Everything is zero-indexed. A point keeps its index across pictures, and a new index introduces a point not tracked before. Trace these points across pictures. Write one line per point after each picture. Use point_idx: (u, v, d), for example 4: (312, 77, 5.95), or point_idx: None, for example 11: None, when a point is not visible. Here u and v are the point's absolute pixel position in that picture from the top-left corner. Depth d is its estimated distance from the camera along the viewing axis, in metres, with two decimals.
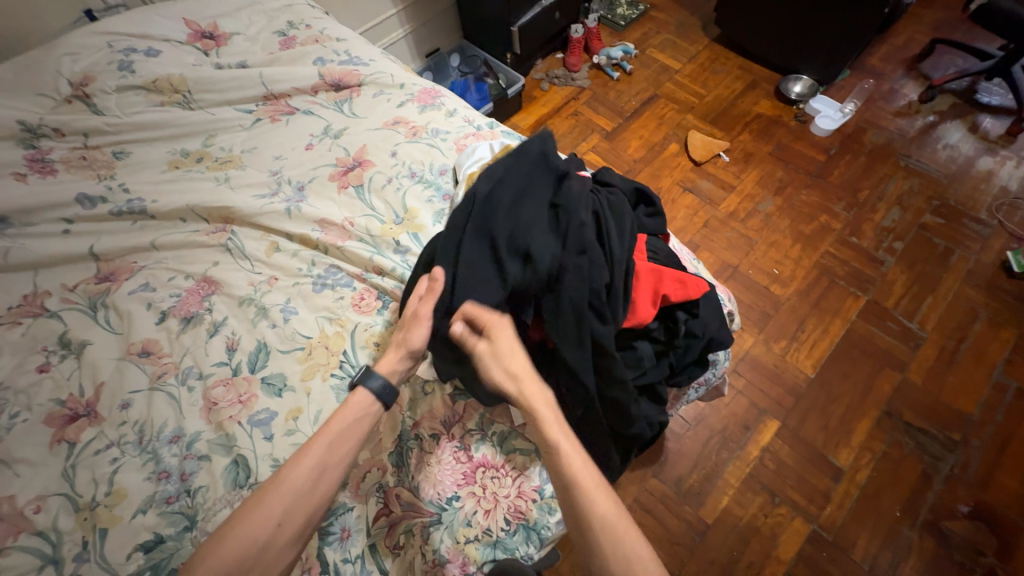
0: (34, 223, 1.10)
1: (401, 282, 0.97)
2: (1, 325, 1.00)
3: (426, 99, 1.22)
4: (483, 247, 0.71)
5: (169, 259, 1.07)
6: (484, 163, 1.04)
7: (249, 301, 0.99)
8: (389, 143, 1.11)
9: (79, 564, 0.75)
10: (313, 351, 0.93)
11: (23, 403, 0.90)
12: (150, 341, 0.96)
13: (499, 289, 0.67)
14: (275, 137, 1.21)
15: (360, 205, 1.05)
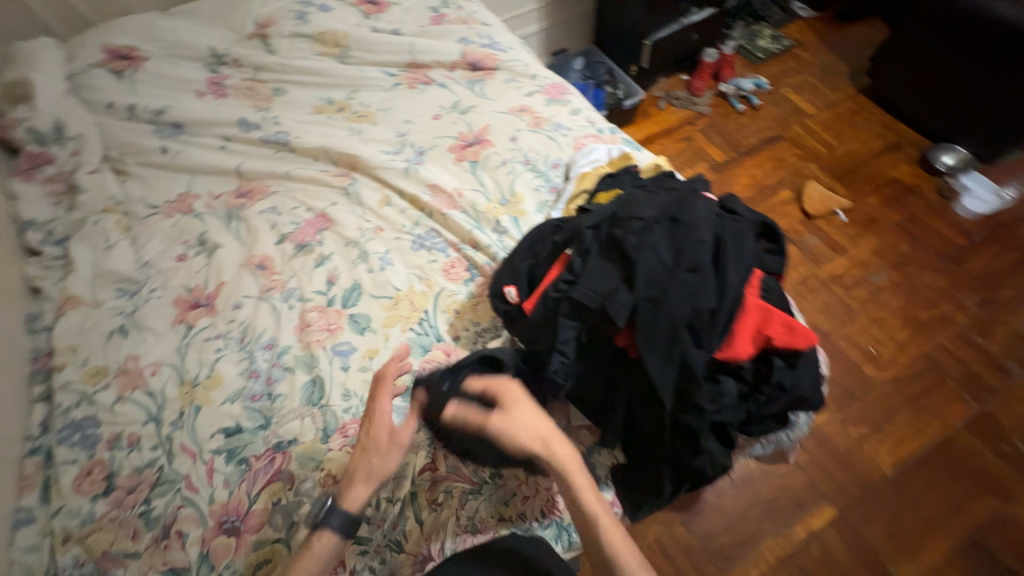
0: (202, 136, 1.28)
1: (492, 259, 0.99)
2: (158, 213, 1.17)
3: (554, 93, 1.24)
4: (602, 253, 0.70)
5: (297, 190, 1.19)
6: (599, 166, 1.05)
7: (355, 244, 1.07)
8: (510, 127, 1.15)
9: (174, 429, 0.86)
10: (399, 303, 0.99)
11: (160, 281, 1.05)
12: (267, 257, 1.07)
13: (605, 293, 0.67)
14: (408, 102, 1.30)
15: (471, 179, 1.09)
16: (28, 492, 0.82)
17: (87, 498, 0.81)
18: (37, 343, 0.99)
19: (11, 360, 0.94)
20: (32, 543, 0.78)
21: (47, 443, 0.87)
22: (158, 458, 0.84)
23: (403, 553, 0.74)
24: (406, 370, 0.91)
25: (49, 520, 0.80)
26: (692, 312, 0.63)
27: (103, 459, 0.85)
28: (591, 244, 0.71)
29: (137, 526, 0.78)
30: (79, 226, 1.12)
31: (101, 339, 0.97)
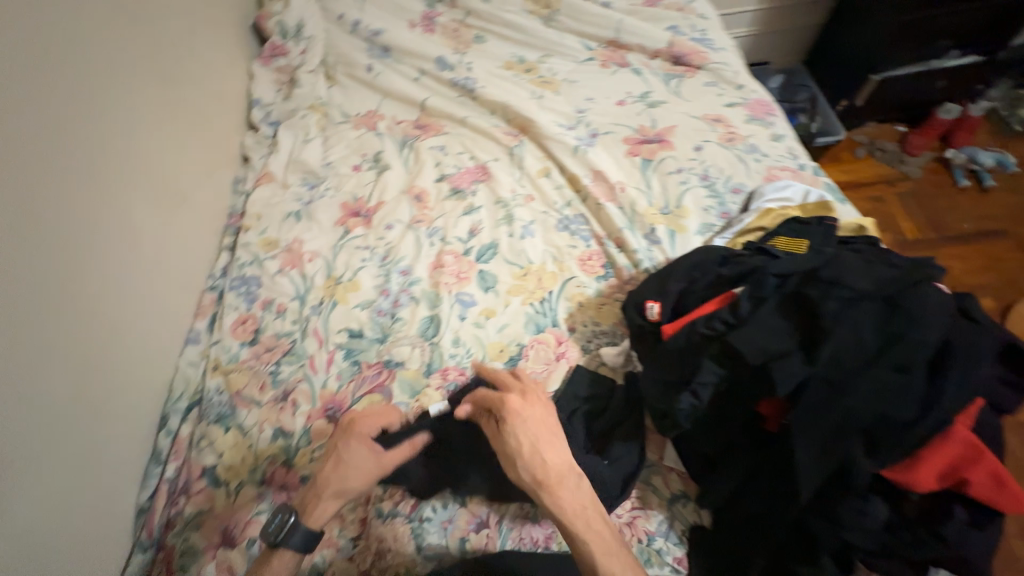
0: (402, 63, 1.38)
1: (633, 265, 0.95)
2: (348, 123, 1.30)
3: (757, 111, 1.11)
4: (781, 308, 0.61)
5: (467, 137, 1.24)
6: (788, 206, 0.91)
7: (504, 204, 1.09)
8: (699, 135, 1.05)
9: (312, 313, 0.98)
10: (528, 275, 0.99)
11: (335, 183, 1.18)
12: (424, 191, 1.14)
13: (770, 353, 0.57)
14: (596, 80, 1.26)
15: (638, 177, 1.04)
16: (200, 319, 1.00)
17: (237, 342, 0.96)
18: (235, 202, 1.17)
19: (216, 210, 1.13)
20: (192, 360, 0.95)
21: (221, 286, 1.04)
22: (294, 332, 0.96)
23: (464, 508, 0.76)
24: (514, 341, 0.92)
25: (208, 346, 0.96)
26: (879, 414, 0.52)
27: (256, 315, 0.99)
28: (770, 294, 0.63)
29: (265, 381, 0.90)
30: (289, 116, 1.29)
31: (279, 216, 1.13)
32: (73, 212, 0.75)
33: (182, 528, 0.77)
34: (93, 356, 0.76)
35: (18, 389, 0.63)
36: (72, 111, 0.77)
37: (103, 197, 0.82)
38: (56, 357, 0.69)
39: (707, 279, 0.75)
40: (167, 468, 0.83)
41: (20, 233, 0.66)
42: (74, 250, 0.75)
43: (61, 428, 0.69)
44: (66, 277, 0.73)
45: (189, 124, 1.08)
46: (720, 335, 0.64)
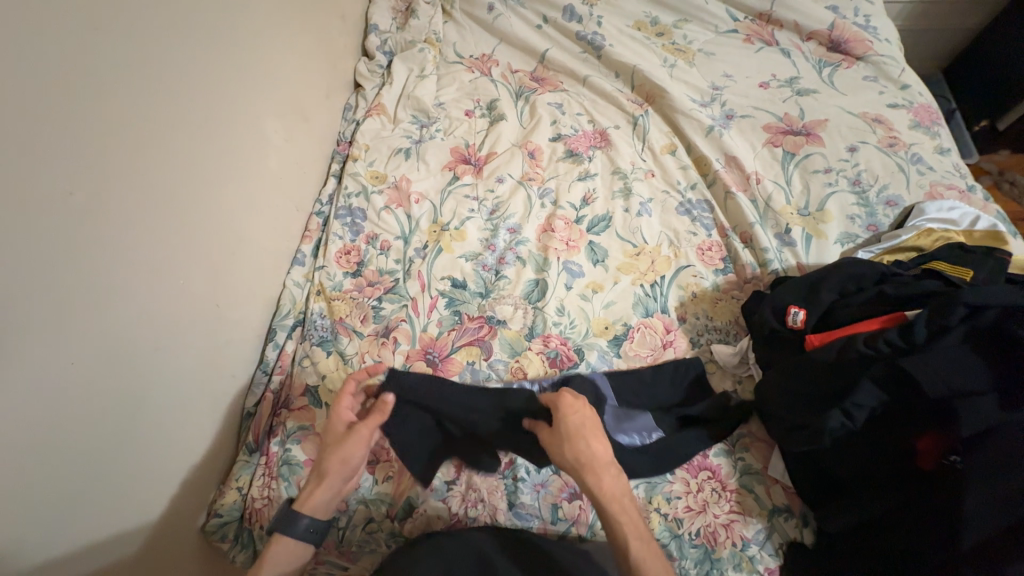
0: (525, 7, 1.29)
1: (759, 265, 0.89)
2: (461, 64, 1.23)
3: (924, 116, 0.99)
4: (962, 348, 0.57)
5: (586, 98, 1.16)
6: (951, 229, 0.82)
7: (622, 176, 1.03)
8: (854, 134, 0.95)
9: (416, 256, 0.97)
10: (641, 255, 0.94)
11: (445, 126, 1.13)
12: (538, 148, 1.08)
13: (950, 390, 0.54)
14: (738, 56, 1.15)
15: (777, 171, 0.96)
16: (306, 242, 1.00)
17: (341, 271, 0.96)
18: (344, 130, 1.15)
19: (327, 135, 1.11)
20: (298, 281, 0.96)
21: (327, 212, 1.04)
22: (397, 272, 0.95)
23: (557, 476, 0.76)
24: (621, 320, 0.89)
25: (312, 270, 0.97)
26: None
27: (360, 248, 0.99)
28: (955, 325, 0.58)
29: (367, 315, 0.91)
30: (404, 47, 1.24)
31: (388, 151, 1.10)
32: (207, 115, 0.76)
33: (284, 438, 0.80)
34: (215, 262, 0.77)
35: (150, 284, 0.65)
36: (208, 12, 0.76)
37: (234, 103, 0.82)
38: (189, 256, 0.72)
39: (863, 296, 0.69)
40: (273, 380, 0.85)
41: (161, 129, 0.67)
42: (208, 154, 0.76)
43: (190, 322, 0.73)
44: (198, 180, 0.74)
45: (309, 42, 1.05)
46: (885, 357, 0.60)
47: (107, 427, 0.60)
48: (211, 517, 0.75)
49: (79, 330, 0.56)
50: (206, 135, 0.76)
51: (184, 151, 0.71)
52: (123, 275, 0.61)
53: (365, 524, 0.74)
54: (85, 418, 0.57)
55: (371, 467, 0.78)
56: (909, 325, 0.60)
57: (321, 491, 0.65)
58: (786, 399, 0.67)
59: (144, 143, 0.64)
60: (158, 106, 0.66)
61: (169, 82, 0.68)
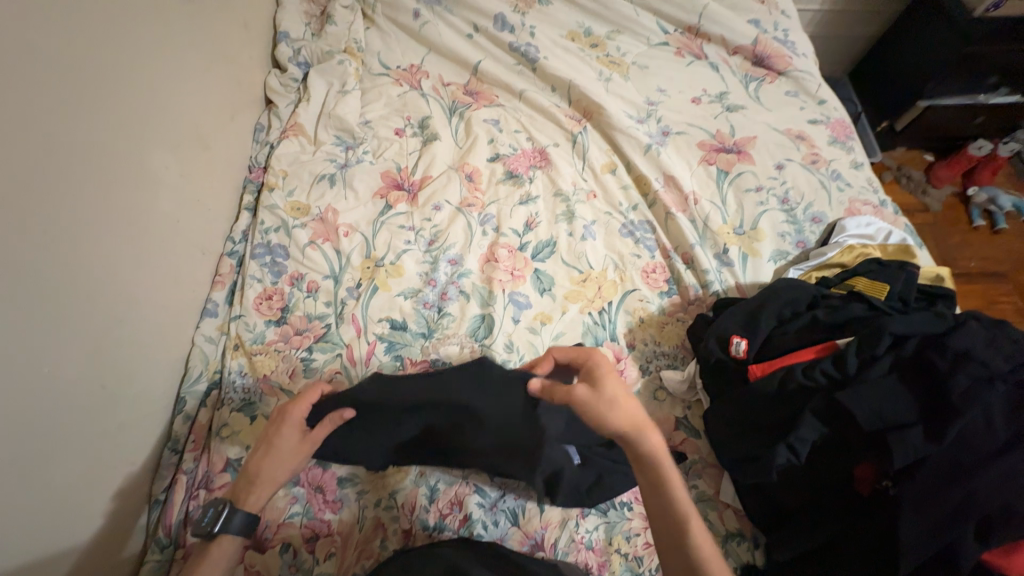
0: (454, 14, 1.21)
1: (701, 286, 0.90)
2: (388, 76, 1.14)
3: (840, 131, 1.04)
4: (891, 380, 0.59)
5: (523, 114, 1.11)
6: (868, 245, 0.87)
7: (564, 198, 1.00)
8: (781, 151, 0.98)
9: (349, 297, 0.88)
10: (587, 281, 0.92)
11: (373, 147, 1.04)
12: (476, 170, 1.02)
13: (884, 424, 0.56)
14: (670, 69, 1.15)
15: (713, 190, 0.97)
16: (218, 288, 0.88)
17: (262, 320, 0.85)
18: (256, 154, 1.02)
19: (236, 161, 0.98)
20: (210, 336, 0.84)
21: (241, 251, 0.92)
22: (328, 316, 0.87)
23: (517, 528, 0.72)
24: None
25: (227, 321, 0.85)
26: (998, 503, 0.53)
27: (283, 291, 0.88)
28: (882, 354, 0.61)
29: (296, 368, 0.82)
30: (321, 57, 1.12)
31: (309, 177, 0.99)
32: (74, 157, 0.62)
33: None
34: (102, 333, 0.65)
35: (9, 380, 0.52)
36: (66, 33, 0.62)
37: (113, 137, 0.69)
38: (64, 332, 0.59)
39: (799, 323, 0.71)
40: (185, 459, 0.74)
41: (8, 182, 0.53)
42: (80, 205, 0.63)
43: (73, 412, 0.60)
44: (70, 238, 0.61)
45: (206, 57, 0.92)
46: (823, 388, 0.62)
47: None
48: None
49: None
50: (77, 183, 0.63)
51: (50, 208, 0.58)
52: None
53: None
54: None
55: (310, 546, 0.69)
56: (840, 355, 0.63)
57: (256, 492, 0.63)
58: (733, 431, 0.67)
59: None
60: (4, 154, 0.53)
61: (17, 122, 0.55)
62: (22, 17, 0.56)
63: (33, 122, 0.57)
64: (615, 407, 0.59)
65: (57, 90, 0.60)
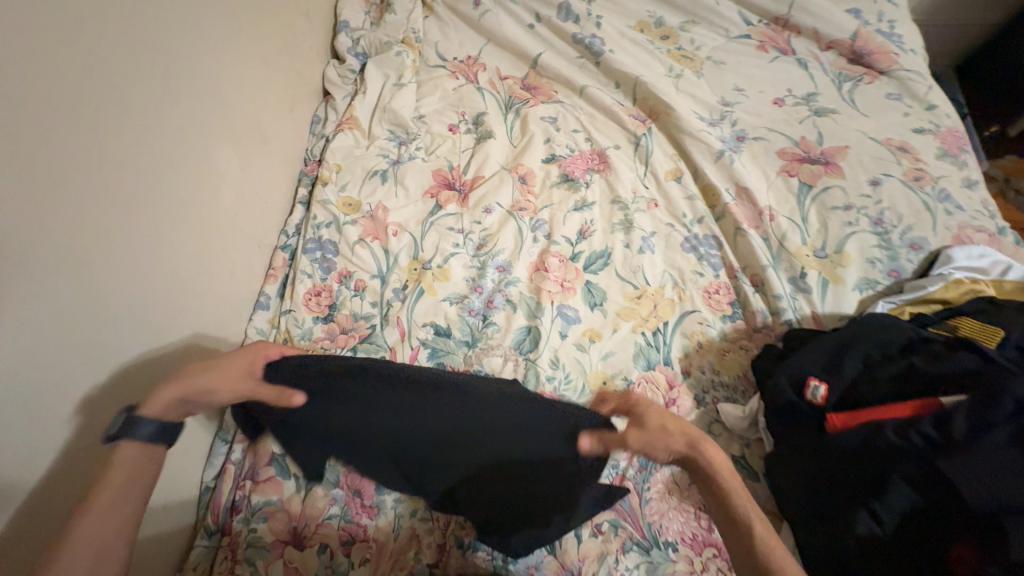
0: (516, 2, 1.15)
1: (771, 313, 0.82)
2: (445, 69, 1.10)
3: (952, 142, 0.90)
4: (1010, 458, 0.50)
5: (583, 112, 1.05)
6: (979, 280, 0.75)
7: (622, 206, 0.93)
8: (877, 165, 0.87)
9: (395, 298, 0.87)
10: (642, 298, 0.86)
11: (426, 143, 1.02)
12: (530, 172, 0.98)
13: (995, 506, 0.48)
14: (751, 66, 1.04)
15: (792, 205, 0.87)
16: (271, 282, 0.89)
17: (310, 316, 0.86)
18: (312, 147, 1.03)
19: (293, 154, 0.98)
20: (262, 329, 0.85)
21: (294, 245, 0.93)
22: (373, 317, 0.86)
23: (552, 556, 0.69)
24: (621, 374, 0.81)
25: (278, 315, 0.86)
26: None
27: (332, 288, 0.89)
28: (1000, 422, 0.52)
29: None
30: (379, 49, 1.10)
31: (362, 173, 0.98)
32: (140, 153, 0.63)
33: (248, 516, 0.71)
34: (163, 326, 0.67)
35: (77, 373, 0.54)
36: (135, 29, 0.63)
37: (177, 133, 0.70)
38: (129, 325, 0.61)
39: (890, 369, 0.63)
40: (235, 449, 0.76)
41: (78, 180, 0.55)
42: (145, 201, 0.64)
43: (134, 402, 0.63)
44: (134, 232, 0.62)
45: (267, 50, 0.92)
46: (918, 452, 0.54)
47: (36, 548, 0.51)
48: None
49: None
50: (142, 178, 0.64)
51: (114, 204, 0.60)
52: (43, 369, 0.51)
53: None
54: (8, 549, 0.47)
55: (346, 549, 0.70)
56: (945, 416, 0.54)
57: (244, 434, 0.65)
58: (802, 486, 0.61)
59: (59, 205, 0.52)
60: (74, 153, 0.54)
61: (89, 122, 0.56)
62: (94, 16, 0.57)
63: (100, 119, 0.58)
64: (670, 435, 0.60)
65: (123, 87, 0.61)
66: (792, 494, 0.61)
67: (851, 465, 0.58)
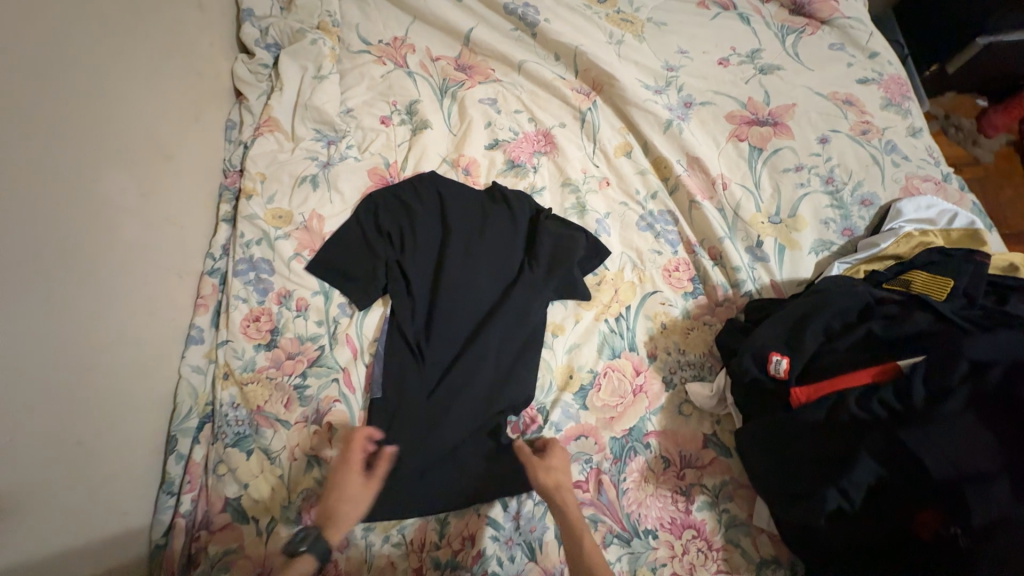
0: None
1: (731, 285, 0.80)
2: (369, 54, 1.01)
3: (895, 90, 0.89)
4: (971, 426, 0.50)
5: (524, 89, 0.98)
6: (928, 231, 0.75)
7: (573, 188, 0.89)
8: (825, 121, 0.85)
9: (342, 314, 0.81)
10: (602, 285, 0.83)
11: (358, 140, 0.93)
12: (474, 161, 0.91)
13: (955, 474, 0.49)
14: (693, 24, 0.99)
15: (744, 171, 0.84)
16: (201, 312, 0.81)
17: (250, 345, 0.79)
18: (230, 156, 0.93)
19: (208, 167, 0.88)
20: (197, 365, 0.78)
21: (223, 268, 0.84)
22: (320, 337, 0.80)
23: (533, 562, 0.68)
24: (586, 366, 0.79)
25: (214, 348, 0.79)
26: None
27: (271, 311, 0.81)
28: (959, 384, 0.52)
29: (291, 397, 0.76)
30: (293, 37, 0.99)
31: (290, 180, 0.89)
32: (13, 190, 0.54)
33: (207, 572, 0.66)
34: (76, 383, 0.60)
35: None
36: None
37: (54, 166, 0.60)
38: (32, 390, 0.54)
39: (850, 338, 0.62)
40: (182, 501, 0.70)
41: None
42: (26, 246, 0.55)
43: (47, 479, 0.55)
44: (22, 285, 0.54)
45: (154, 51, 0.80)
46: (882, 421, 0.54)
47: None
48: None
49: None
50: (21, 220, 0.55)
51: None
52: None
53: None
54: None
55: None
56: (906, 383, 0.54)
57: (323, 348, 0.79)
58: (768, 463, 0.61)
59: None
60: None
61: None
62: None
63: None
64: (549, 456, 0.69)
65: None
66: (764, 474, 0.61)
67: (818, 439, 0.57)
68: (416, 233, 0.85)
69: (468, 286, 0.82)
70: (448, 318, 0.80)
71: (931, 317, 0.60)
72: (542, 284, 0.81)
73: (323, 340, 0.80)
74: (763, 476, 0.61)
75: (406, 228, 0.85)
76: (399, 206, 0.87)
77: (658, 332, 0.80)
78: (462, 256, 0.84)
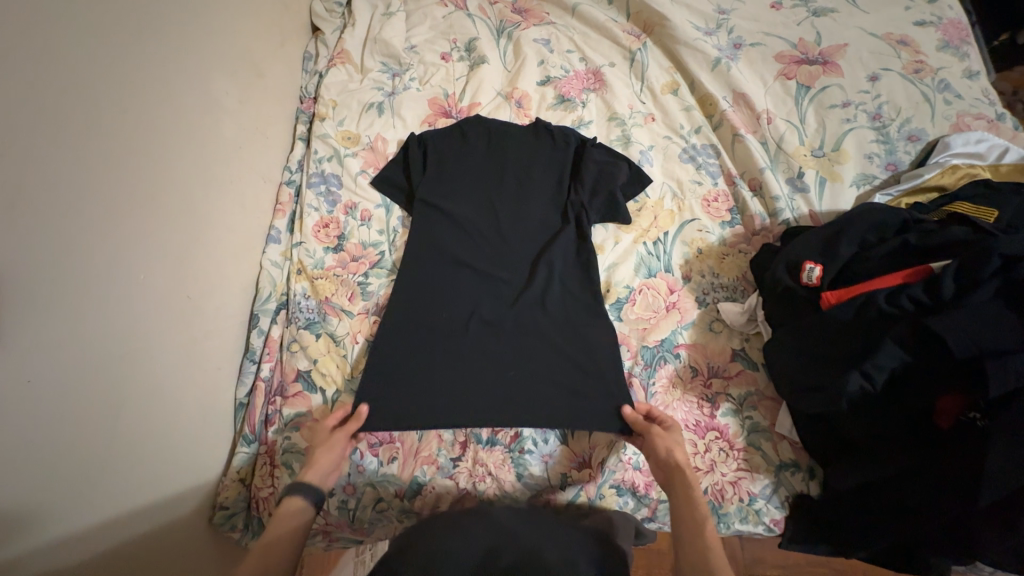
0: None
1: (769, 215, 0.83)
2: None
3: (953, 33, 0.88)
4: (994, 314, 0.54)
5: (577, 31, 1.03)
6: (976, 165, 0.76)
7: (619, 122, 0.93)
8: (877, 60, 0.86)
9: (401, 226, 0.90)
10: (642, 211, 0.88)
11: (420, 73, 1.01)
12: (526, 95, 0.97)
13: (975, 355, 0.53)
14: None
15: (790, 107, 0.87)
16: (279, 217, 0.91)
17: (321, 247, 0.89)
18: (306, 84, 1.02)
19: (288, 92, 0.98)
20: (275, 261, 0.88)
21: (298, 180, 0.94)
22: (381, 244, 0.89)
23: (565, 446, 0.75)
24: (623, 282, 0.84)
25: (290, 248, 0.89)
26: None
27: (339, 219, 0.91)
28: (987, 279, 0.56)
29: (354, 292, 0.85)
30: None
31: (358, 107, 0.98)
32: (146, 76, 0.65)
33: (282, 427, 0.76)
34: (186, 248, 0.71)
35: (114, 279, 0.59)
36: None
37: (176, 62, 0.71)
38: (154, 242, 0.65)
39: (884, 248, 0.65)
40: (262, 368, 0.80)
41: (93, 96, 0.57)
42: (155, 125, 0.66)
43: (166, 318, 0.66)
44: (150, 156, 0.65)
45: None
46: (910, 315, 0.58)
47: (82, 454, 0.54)
48: (216, 510, 0.73)
49: (44, 340, 0.50)
50: (151, 103, 0.66)
51: (130, 123, 0.62)
52: (85, 270, 0.55)
53: (375, 505, 0.74)
54: (49, 447, 0.50)
55: (374, 450, 0.75)
56: (936, 280, 0.58)
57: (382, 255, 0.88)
58: (797, 356, 0.65)
59: (78, 120, 0.55)
60: (87, 70, 0.57)
61: (68, 38, 0.54)
62: None
63: (108, 39, 0.59)
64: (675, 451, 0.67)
65: (125, 11, 0.62)
66: (791, 371, 0.66)
67: (843, 335, 0.61)
68: (467, 159, 0.92)
69: (517, 209, 0.89)
70: (498, 235, 0.87)
71: (968, 230, 0.63)
72: (586, 208, 0.87)
73: (383, 248, 0.88)
74: (789, 372, 0.66)
75: (460, 155, 0.92)
76: (454, 133, 0.94)
77: (695, 257, 0.85)
78: (512, 181, 0.91)
